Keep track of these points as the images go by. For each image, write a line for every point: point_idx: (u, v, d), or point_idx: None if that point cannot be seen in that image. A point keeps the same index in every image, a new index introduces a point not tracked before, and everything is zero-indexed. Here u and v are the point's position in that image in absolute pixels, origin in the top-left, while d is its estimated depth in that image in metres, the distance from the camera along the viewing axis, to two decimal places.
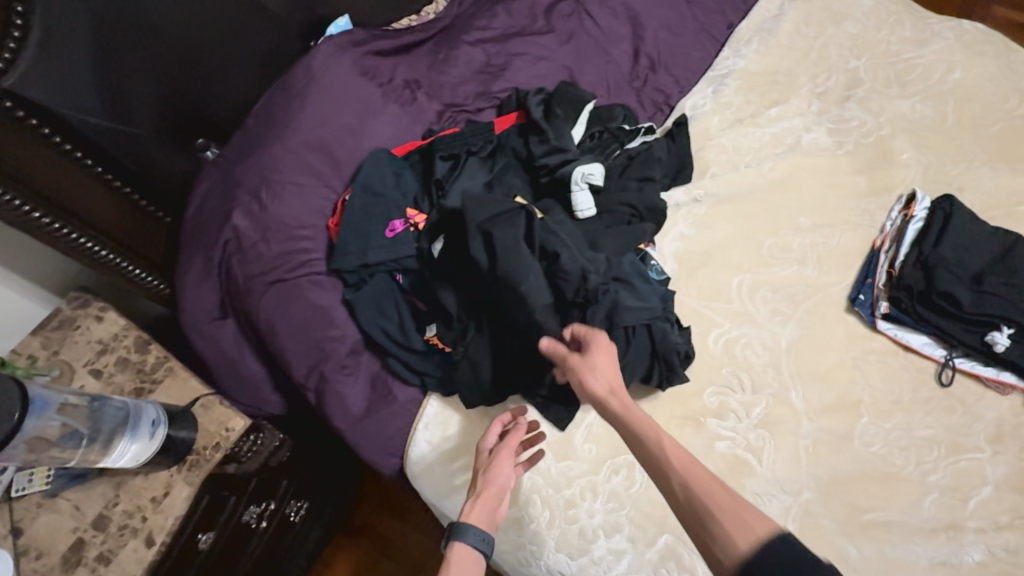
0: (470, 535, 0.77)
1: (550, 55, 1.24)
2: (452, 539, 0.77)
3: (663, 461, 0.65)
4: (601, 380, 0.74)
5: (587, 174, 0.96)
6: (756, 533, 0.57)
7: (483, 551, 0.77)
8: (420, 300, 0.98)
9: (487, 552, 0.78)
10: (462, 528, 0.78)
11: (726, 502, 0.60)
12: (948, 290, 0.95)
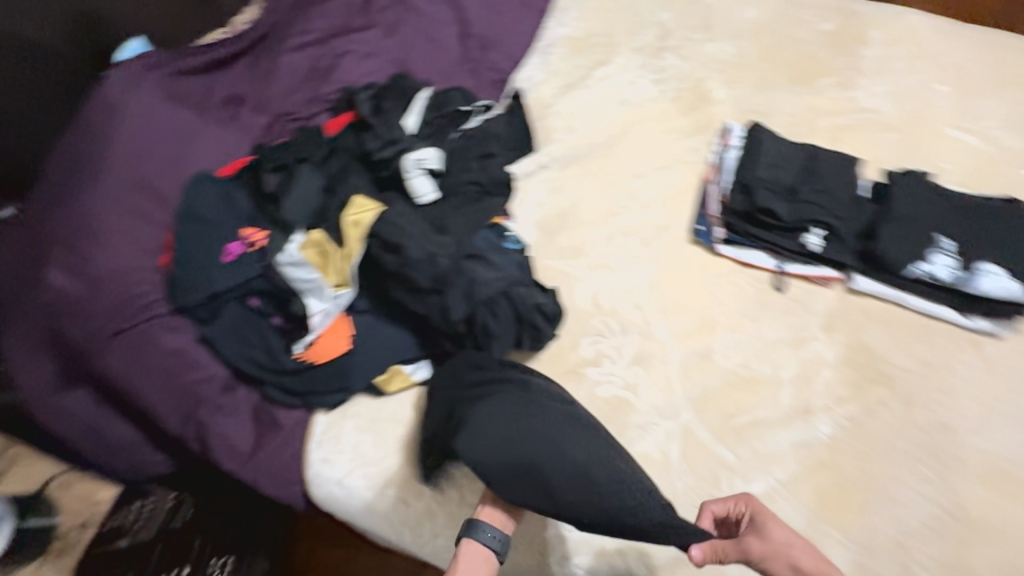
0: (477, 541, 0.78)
1: (378, 51, 1.23)
2: (465, 536, 0.79)
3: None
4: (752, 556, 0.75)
5: (422, 160, 0.98)
6: None
7: (498, 550, 0.78)
8: (281, 317, 0.96)
9: (500, 551, 0.79)
10: (477, 528, 0.79)
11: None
12: (768, 206, 1.04)
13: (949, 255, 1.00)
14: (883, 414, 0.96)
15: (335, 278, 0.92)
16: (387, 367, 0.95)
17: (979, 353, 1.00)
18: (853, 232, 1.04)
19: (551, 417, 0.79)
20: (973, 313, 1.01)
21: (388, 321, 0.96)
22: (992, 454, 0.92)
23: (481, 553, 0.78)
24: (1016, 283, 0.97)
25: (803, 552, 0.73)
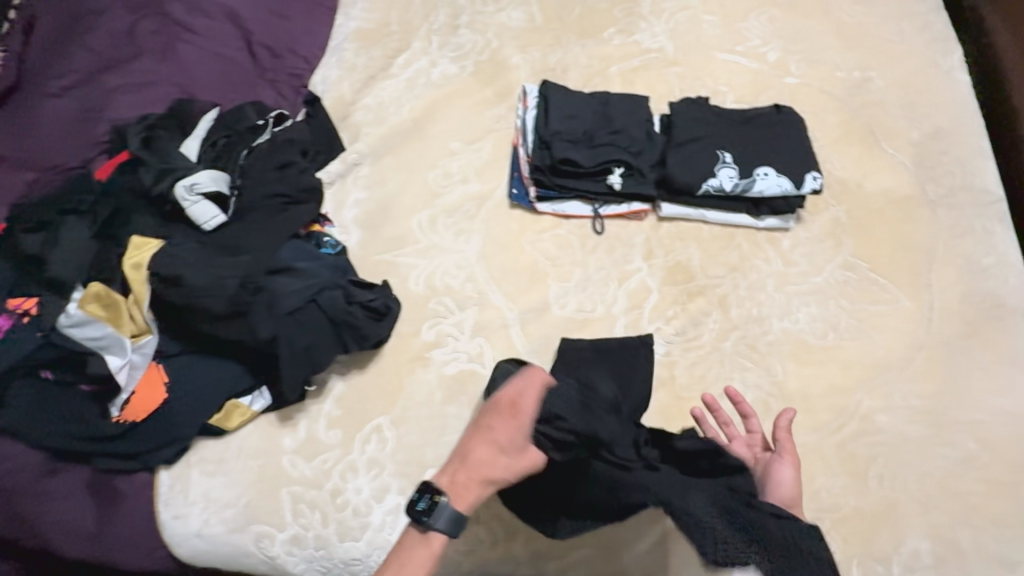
0: (438, 528, 0.73)
1: (152, 79, 1.13)
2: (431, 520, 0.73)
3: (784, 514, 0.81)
4: None
5: (195, 186, 0.93)
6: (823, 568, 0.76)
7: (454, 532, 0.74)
8: (87, 384, 0.88)
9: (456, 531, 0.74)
10: (439, 513, 0.73)
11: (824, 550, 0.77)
12: (566, 156, 1.10)
13: (730, 166, 1.10)
14: (706, 323, 1.04)
15: (131, 328, 0.87)
16: (221, 404, 0.91)
17: (776, 247, 1.10)
18: (649, 164, 1.12)
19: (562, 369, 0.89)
20: (762, 214, 1.11)
21: (211, 358, 0.91)
22: (797, 333, 1.03)
23: (441, 544, 0.74)
24: (785, 178, 1.09)
25: (788, 473, 0.85)
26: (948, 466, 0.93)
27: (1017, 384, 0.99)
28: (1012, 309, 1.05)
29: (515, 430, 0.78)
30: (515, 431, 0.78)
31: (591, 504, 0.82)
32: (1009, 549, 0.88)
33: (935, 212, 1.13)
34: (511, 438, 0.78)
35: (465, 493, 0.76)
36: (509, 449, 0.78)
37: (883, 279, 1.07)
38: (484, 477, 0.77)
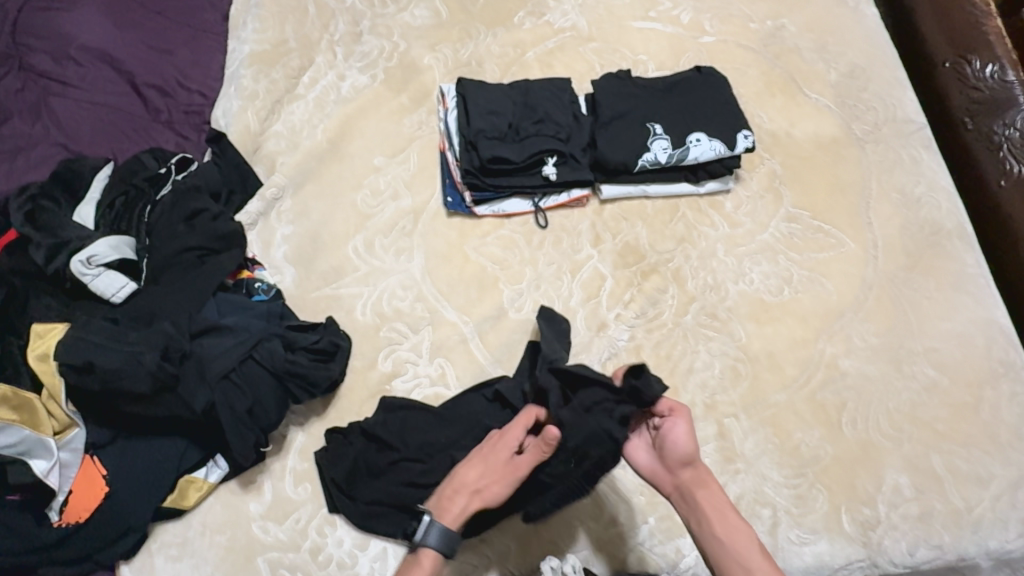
0: (429, 544, 0.77)
1: (28, 144, 1.04)
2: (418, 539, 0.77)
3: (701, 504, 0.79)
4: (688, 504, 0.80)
5: (93, 258, 0.85)
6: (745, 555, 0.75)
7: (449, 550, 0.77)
8: (13, 492, 0.80)
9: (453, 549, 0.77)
10: (428, 530, 0.77)
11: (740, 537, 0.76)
12: (494, 154, 1.05)
13: (662, 137, 1.08)
14: (665, 299, 1.02)
15: (53, 424, 0.80)
16: (173, 484, 0.84)
17: (720, 211, 1.09)
18: (581, 148, 1.09)
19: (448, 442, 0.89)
20: (701, 180, 1.10)
21: (152, 437, 0.84)
22: (753, 294, 1.03)
23: (432, 560, 0.77)
24: (717, 141, 1.07)
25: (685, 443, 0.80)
26: (913, 397, 0.95)
27: (963, 305, 1.02)
28: (949, 233, 1.07)
29: (498, 457, 0.80)
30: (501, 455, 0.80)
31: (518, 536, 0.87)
32: (980, 466, 0.92)
33: (864, 149, 1.15)
34: (495, 459, 0.80)
35: (453, 507, 0.78)
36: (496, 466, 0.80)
37: (826, 225, 1.08)
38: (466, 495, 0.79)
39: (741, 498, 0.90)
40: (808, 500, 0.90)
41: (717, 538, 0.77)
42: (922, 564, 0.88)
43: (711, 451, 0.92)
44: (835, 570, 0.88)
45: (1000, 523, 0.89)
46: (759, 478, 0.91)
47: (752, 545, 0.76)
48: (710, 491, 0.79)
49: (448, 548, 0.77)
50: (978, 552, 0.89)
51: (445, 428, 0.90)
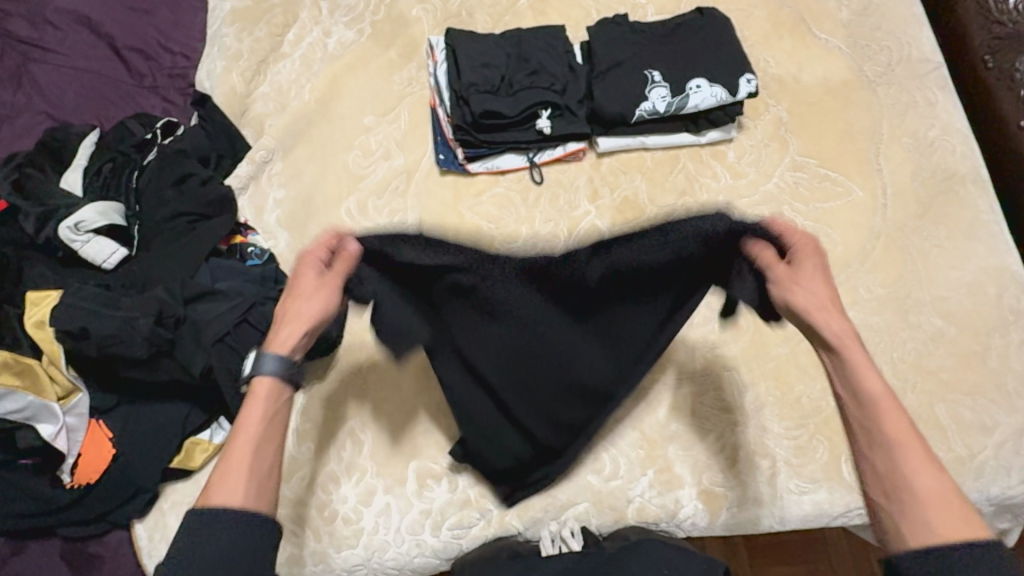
0: (262, 377, 0.68)
1: (12, 112, 1.02)
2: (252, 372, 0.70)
3: (871, 395, 0.65)
4: (858, 385, 0.66)
5: (81, 224, 0.84)
6: (899, 457, 0.62)
7: (289, 379, 0.69)
8: (25, 457, 0.82)
9: (296, 380, 0.70)
10: (260, 359, 0.69)
11: (898, 428, 0.63)
12: (486, 108, 1.02)
13: (660, 85, 1.03)
14: None
15: (56, 390, 0.81)
16: (178, 445, 0.86)
17: (722, 161, 1.05)
18: (576, 100, 1.05)
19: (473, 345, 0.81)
20: (702, 129, 1.05)
21: (153, 402, 0.86)
22: None
23: (266, 385, 0.67)
24: (718, 87, 1.02)
25: (804, 295, 0.69)
26: (919, 346, 0.94)
27: (974, 253, 0.98)
28: (962, 177, 1.03)
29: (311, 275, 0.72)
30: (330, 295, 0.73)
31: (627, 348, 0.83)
32: (985, 415, 0.90)
33: (875, 92, 1.09)
34: (308, 281, 0.73)
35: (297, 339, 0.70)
36: (302, 287, 0.72)
37: (833, 173, 1.04)
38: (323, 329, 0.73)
39: (741, 450, 0.90)
40: (809, 450, 0.89)
41: (854, 403, 0.66)
42: None
43: (711, 404, 0.92)
44: (833, 517, 0.88)
45: (1002, 470, 0.89)
46: (760, 430, 0.91)
47: (888, 405, 0.64)
48: (842, 347, 0.67)
49: (291, 377, 0.70)
50: (980, 498, 0.89)
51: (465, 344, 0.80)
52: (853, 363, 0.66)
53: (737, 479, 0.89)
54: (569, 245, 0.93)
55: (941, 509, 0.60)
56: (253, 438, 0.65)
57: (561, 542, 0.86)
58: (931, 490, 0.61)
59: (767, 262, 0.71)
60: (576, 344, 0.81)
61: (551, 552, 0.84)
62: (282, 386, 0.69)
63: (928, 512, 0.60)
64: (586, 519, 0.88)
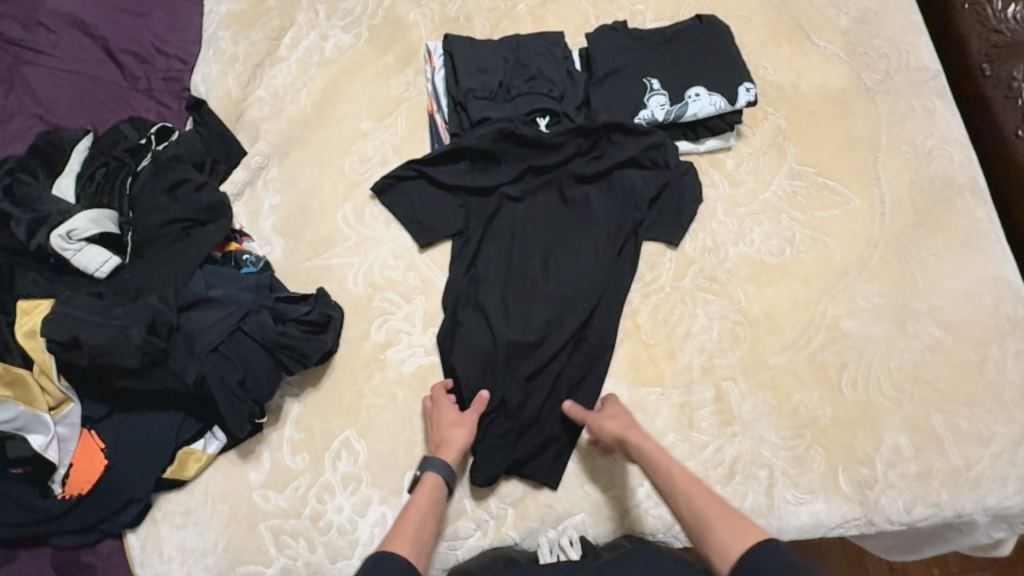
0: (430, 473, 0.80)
1: (3, 115, 1.00)
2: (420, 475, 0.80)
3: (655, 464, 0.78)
4: (647, 461, 0.79)
5: (73, 233, 0.83)
6: (684, 496, 0.72)
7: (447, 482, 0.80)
8: (16, 466, 0.80)
9: (451, 482, 0.80)
10: (428, 463, 0.81)
11: (679, 476, 0.74)
12: (484, 115, 1.02)
13: (659, 93, 1.03)
14: (663, 263, 1.00)
15: (47, 400, 0.79)
16: (172, 455, 0.85)
17: (721, 169, 1.05)
18: (574, 107, 1.05)
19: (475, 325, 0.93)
20: (700, 137, 1.05)
21: (146, 411, 0.85)
22: (754, 255, 1.00)
23: (428, 490, 0.78)
24: (717, 95, 1.02)
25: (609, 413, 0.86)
26: (916, 356, 0.94)
27: (972, 262, 0.98)
28: (960, 187, 1.03)
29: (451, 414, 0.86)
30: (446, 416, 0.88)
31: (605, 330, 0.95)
32: (982, 425, 0.90)
33: (874, 100, 1.09)
34: (449, 412, 0.86)
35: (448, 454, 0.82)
36: (449, 419, 0.85)
37: (831, 181, 1.04)
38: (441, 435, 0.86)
39: (739, 460, 0.90)
40: (806, 460, 0.89)
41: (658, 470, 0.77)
42: (919, 521, 0.88)
43: (708, 413, 0.92)
44: (830, 528, 0.88)
45: (999, 481, 0.89)
46: (757, 440, 0.90)
47: (662, 461, 0.77)
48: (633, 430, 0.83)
49: (449, 480, 0.80)
50: (976, 509, 0.88)
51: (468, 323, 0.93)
52: (637, 443, 0.81)
53: (735, 490, 0.88)
54: (557, 243, 0.99)
55: (723, 524, 0.67)
56: (422, 511, 0.74)
57: (560, 551, 0.84)
58: (710, 515, 0.68)
59: (580, 415, 0.87)
60: (555, 323, 0.93)
61: (549, 561, 0.82)
62: (442, 488, 0.79)
63: (717, 531, 0.66)
64: (583, 529, 0.88)
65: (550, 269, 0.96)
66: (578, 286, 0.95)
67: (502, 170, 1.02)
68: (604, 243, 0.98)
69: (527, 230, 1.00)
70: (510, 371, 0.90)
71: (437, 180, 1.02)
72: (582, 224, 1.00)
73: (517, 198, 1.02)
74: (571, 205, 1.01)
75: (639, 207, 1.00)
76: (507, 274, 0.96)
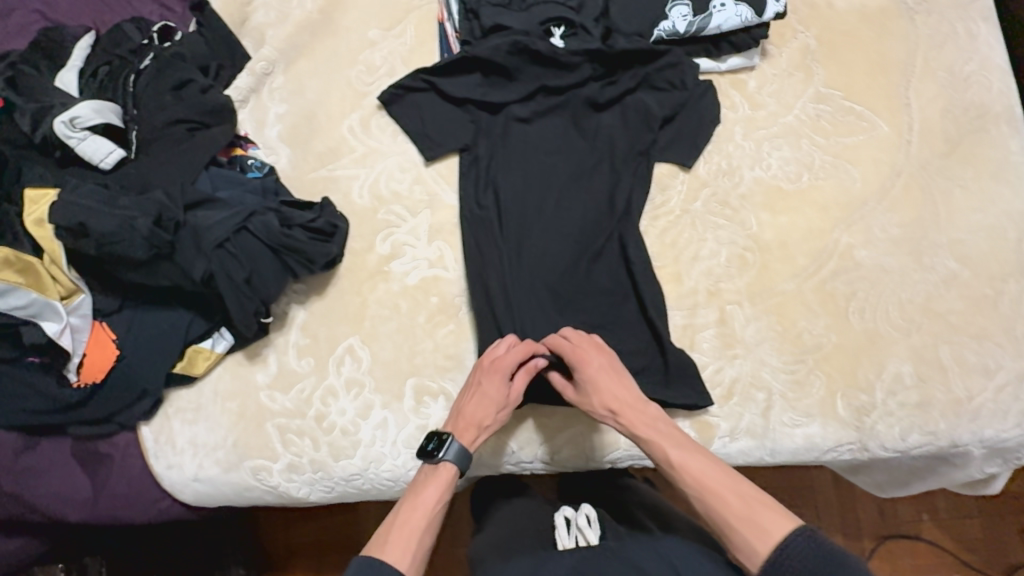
0: (447, 462, 0.80)
1: (5, 9, 0.98)
2: (438, 457, 0.80)
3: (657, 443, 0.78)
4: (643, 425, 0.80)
5: (76, 119, 0.82)
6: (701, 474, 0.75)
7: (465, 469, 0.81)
8: (33, 355, 0.83)
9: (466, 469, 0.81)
10: (447, 448, 0.80)
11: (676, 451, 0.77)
12: (496, 22, 0.98)
13: (682, 4, 0.98)
14: (675, 186, 0.97)
15: (58, 290, 0.81)
16: (181, 352, 0.87)
17: (742, 90, 1.00)
18: (592, 18, 1.00)
19: (484, 248, 0.93)
20: (723, 54, 1.00)
21: (156, 308, 0.87)
22: (770, 180, 0.97)
23: (448, 474, 0.79)
24: (744, 6, 0.96)
25: (597, 373, 0.82)
26: (929, 288, 0.92)
27: (998, 195, 0.95)
28: (996, 116, 0.98)
29: (495, 382, 0.82)
30: (502, 379, 0.82)
31: (613, 260, 0.94)
32: (988, 358, 0.89)
33: (913, 21, 1.02)
34: (494, 387, 0.82)
35: (469, 435, 0.81)
36: (493, 393, 0.82)
37: (858, 106, 0.99)
38: (468, 428, 0.81)
39: (738, 381, 0.90)
40: (806, 385, 0.89)
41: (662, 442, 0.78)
42: (914, 449, 0.89)
43: (711, 336, 0.91)
44: (824, 451, 0.89)
45: (999, 413, 0.88)
46: (758, 363, 0.90)
47: (662, 429, 0.79)
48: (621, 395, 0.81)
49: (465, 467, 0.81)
50: (972, 440, 0.89)
51: (478, 246, 0.94)
52: (630, 413, 0.80)
53: (732, 410, 0.89)
54: (567, 167, 0.97)
55: (740, 509, 0.71)
56: (428, 516, 0.76)
57: (578, 532, 0.81)
58: (733, 494, 0.72)
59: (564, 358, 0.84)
60: (560, 252, 0.93)
61: (569, 547, 0.79)
62: (457, 475, 0.81)
63: (744, 509, 0.71)
64: (580, 442, 0.89)
65: (559, 197, 0.95)
66: (585, 213, 0.95)
67: (512, 87, 0.99)
68: (608, 173, 0.96)
69: (537, 154, 0.97)
70: (514, 294, 0.91)
71: (444, 92, 0.99)
72: (592, 151, 0.98)
73: (526, 119, 0.99)
74: (583, 132, 0.98)
75: (651, 128, 0.97)
76: (516, 199, 0.95)
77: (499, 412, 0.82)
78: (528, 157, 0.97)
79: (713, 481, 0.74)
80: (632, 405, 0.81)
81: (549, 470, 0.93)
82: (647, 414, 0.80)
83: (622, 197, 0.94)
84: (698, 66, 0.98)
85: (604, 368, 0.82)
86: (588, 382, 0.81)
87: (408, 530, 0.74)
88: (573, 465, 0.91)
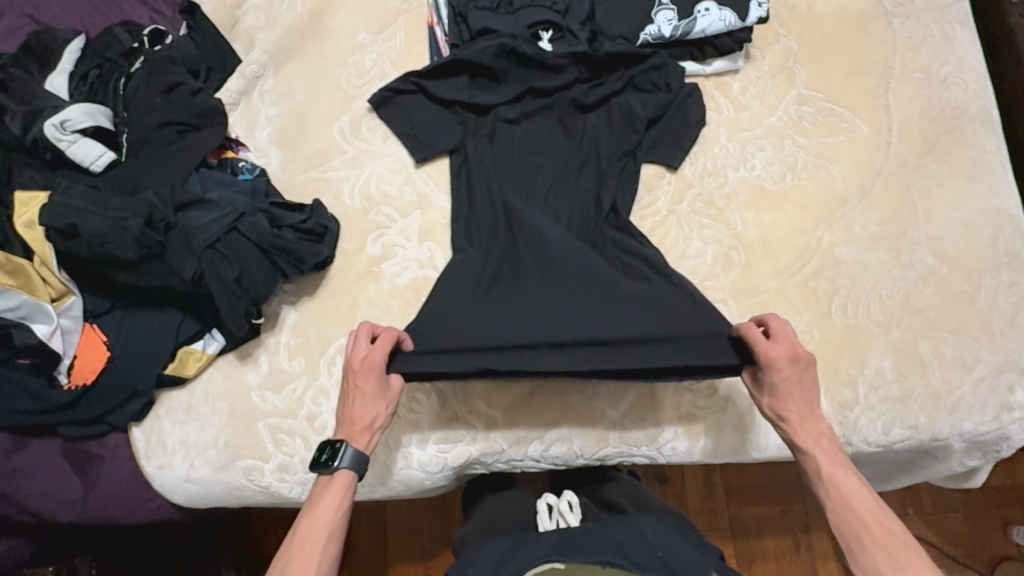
0: (343, 469, 0.77)
1: None
2: (332, 467, 0.77)
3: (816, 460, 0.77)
4: (809, 438, 0.78)
5: (66, 122, 0.84)
6: (850, 498, 0.74)
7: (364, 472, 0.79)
8: (23, 357, 0.84)
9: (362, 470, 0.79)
10: (342, 455, 0.77)
11: (830, 465, 0.76)
12: (484, 26, 1.00)
13: (667, 8, 1.00)
14: (661, 186, 0.98)
15: (49, 292, 0.82)
16: (172, 353, 0.88)
17: (727, 92, 1.02)
18: (578, 21, 1.01)
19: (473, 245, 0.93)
20: (707, 58, 1.02)
21: (147, 308, 0.87)
22: (754, 180, 0.99)
23: (345, 478, 0.77)
24: (728, 10, 0.98)
25: (787, 383, 0.77)
26: (908, 284, 0.94)
27: (975, 193, 0.97)
28: (972, 116, 1.00)
29: (371, 381, 0.79)
30: (373, 376, 0.79)
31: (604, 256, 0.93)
32: (966, 352, 0.91)
33: (891, 24, 1.05)
34: (370, 385, 0.79)
35: (363, 437, 0.79)
36: (370, 390, 0.79)
37: (839, 108, 1.01)
38: (360, 430, 0.79)
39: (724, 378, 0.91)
40: None
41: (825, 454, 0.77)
42: (895, 442, 0.91)
43: None
44: None
45: (978, 406, 0.90)
46: None
47: (829, 445, 0.78)
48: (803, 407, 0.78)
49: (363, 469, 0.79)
50: (952, 433, 0.91)
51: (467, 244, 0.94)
52: (806, 425, 0.78)
53: (718, 406, 0.91)
54: (555, 167, 0.98)
55: (883, 538, 0.71)
56: (329, 524, 0.74)
57: (559, 516, 0.89)
58: (872, 516, 0.73)
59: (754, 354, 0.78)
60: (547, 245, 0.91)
61: (550, 528, 0.88)
62: (355, 477, 0.79)
63: (879, 537, 0.71)
64: (569, 439, 0.90)
65: (547, 195, 0.97)
66: (574, 211, 0.96)
67: (501, 90, 1.00)
68: (595, 172, 0.98)
69: (525, 153, 0.99)
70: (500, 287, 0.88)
71: (434, 95, 1.00)
72: (579, 151, 0.99)
73: (513, 120, 1.00)
74: (570, 133, 1.00)
75: (636, 129, 0.98)
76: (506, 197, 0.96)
77: (385, 406, 0.80)
78: (517, 156, 0.99)
79: (858, 502, 0.74)
80: (809, 419, 0.78)
81: (539, 468, 0.94)
82: (818, 429, 0.78)
83: (610, 195, 0.96)
84: (683, 69, 1.00)
85: (796, 379, 0.78)
86: (778, 389, 0.78)
87: (311, 543, 0.73)
88: (562, 462, 0.92)
